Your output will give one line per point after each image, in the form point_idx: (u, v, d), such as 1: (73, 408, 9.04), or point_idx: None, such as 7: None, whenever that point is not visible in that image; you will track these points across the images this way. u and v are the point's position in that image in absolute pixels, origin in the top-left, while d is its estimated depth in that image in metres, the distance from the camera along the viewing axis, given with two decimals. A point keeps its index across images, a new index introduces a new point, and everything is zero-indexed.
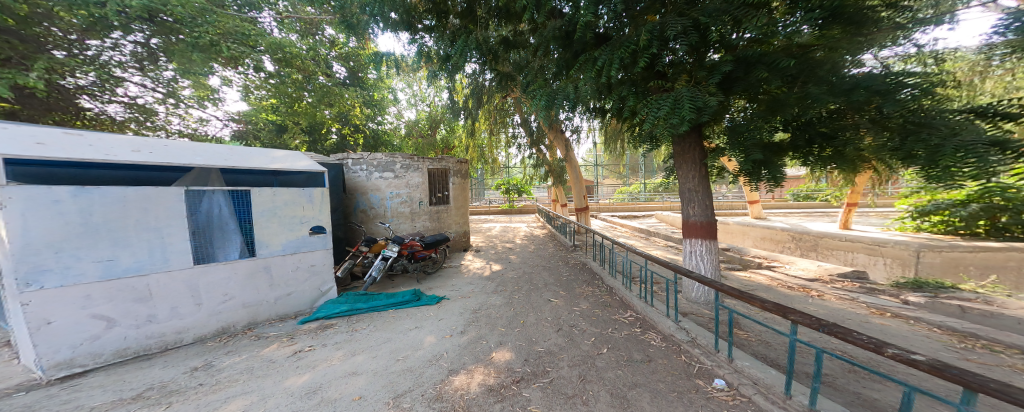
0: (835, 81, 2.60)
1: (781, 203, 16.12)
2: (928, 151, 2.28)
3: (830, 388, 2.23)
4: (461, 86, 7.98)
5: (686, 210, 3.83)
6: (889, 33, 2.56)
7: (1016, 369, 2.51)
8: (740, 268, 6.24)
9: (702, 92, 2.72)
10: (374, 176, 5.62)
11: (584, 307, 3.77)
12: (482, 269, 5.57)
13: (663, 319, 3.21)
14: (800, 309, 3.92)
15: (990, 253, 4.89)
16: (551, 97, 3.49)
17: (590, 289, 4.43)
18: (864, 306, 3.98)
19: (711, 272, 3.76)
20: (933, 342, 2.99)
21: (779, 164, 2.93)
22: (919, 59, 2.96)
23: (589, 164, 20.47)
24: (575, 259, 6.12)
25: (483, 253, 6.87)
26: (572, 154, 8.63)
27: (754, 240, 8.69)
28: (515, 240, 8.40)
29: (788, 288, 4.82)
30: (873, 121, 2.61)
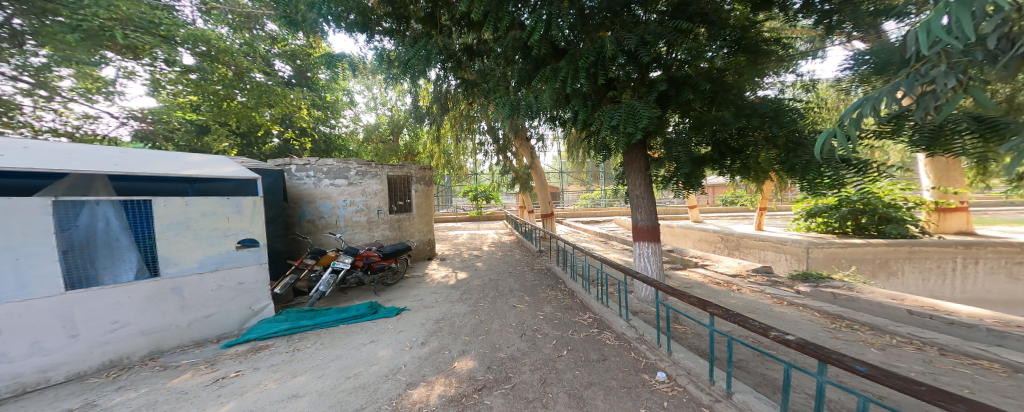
0: (740, 104, 3.21)
1: (713, 208, 18.21)
2: (803, 166, 2.88)
3: (743, 371, 2.58)
4: (423, 90, 7.91)
5: (635, 215, 4.20)
6: (776, 62, 3.32)
7: (867, 343, 3.02)
8: (681, 267, 6.71)
9: (647, 105, 3.08)
10: (323, 183, 5.39)
11: (548, 311, 3.97)
12: (447, 278, 5.56)
13: (617, 318, 3.50)
14: (722, 301, 4.33)
15: (854, 248, 5.61)
16: (514, 105, 3.70)
17: (553, 293, 4.66)
18: (767, 297, 4.48)
19: (657, 272, 4.15)
20: (814, 325, 3.48)
21: (699, 174, 3.51)
22: (801, 85, 3.57)
23: (555, 171, 21.26)
24: (541, 264, 6.27)
25: (449, 261, 6.82)
26: (537, 162, 8.89)
27: (693, 242, 9.33)
28: (480, 246, 8.47)
29: (716, 283, 5.27)
30: (767, 139, 3.18)
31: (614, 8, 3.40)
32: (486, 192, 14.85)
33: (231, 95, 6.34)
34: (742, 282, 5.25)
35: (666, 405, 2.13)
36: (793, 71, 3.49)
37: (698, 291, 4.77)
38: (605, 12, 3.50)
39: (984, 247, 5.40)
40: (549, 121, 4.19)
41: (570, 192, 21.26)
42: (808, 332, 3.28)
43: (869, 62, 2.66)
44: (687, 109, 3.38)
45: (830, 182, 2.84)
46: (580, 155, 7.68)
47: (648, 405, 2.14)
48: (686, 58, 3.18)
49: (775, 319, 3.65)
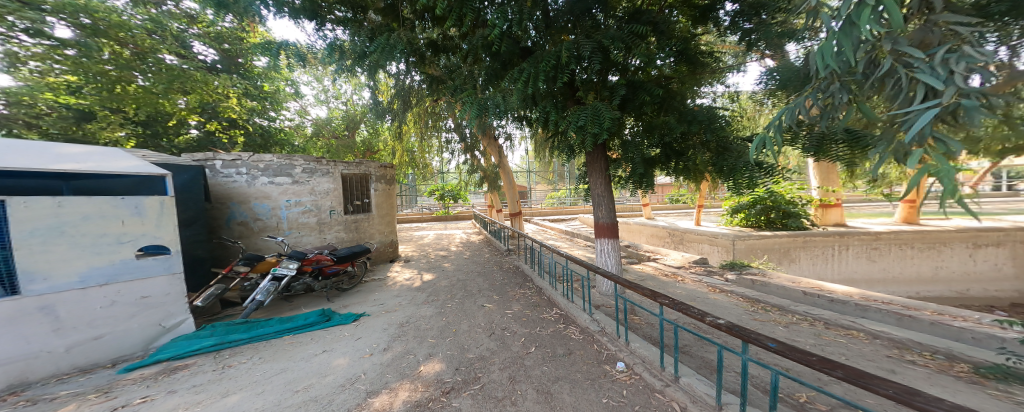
0: (683, 110, 3.48)
1: (666, 205, 19.62)
2: (729, 168, 3.21)
3: (688, 355, 2.81)
4: (383, 84, 7.50)
5: (597, 212, 4.36)
6: (712, 74, 3.70)
7: (777, 322, 3.43)
8: (637, 261, 7.12)
9: (610, 108, 3.22)
10: (260, 181, 4.87)
11: (516, 310, 3.98)
12: (411, 280, 5.35)
13: (581, 313, 3.61)
14: (670, 292, 4.66)
15: (762, 239, 6.51)
16: (483, 104, 3.60)
17: (521, 291, 4.69)
18: (704, 285, 4.92)
19: (616, 266, 4.35)
20: (742, 308, 3.89)
21: (652, 174, 3.75)
22: (727, 96, 4.05)
23: (523, 169, 21.43)
24: (509, 263, 6.28)
25: (413, 262, 6.59)
26: (505, 161, 8.83)
27: (646, 237, 9.94)
28: (448, 247, 8.27)
29: (665, 275, 5.68)
30: (704, 143, 3.46)
31: (577, 12, 3.55)
32: (453, 191, 14.46)
33: (129, 76, 5.09)
34: (686, 273, 5.72)
35: (626, 393, 2.24)
36: (720, 82, 3.87)
37: (651, 283, 5.10)
38: (568, 16, 3.68)
39: (852, 236, 6.44)
40: (517, 120, 4.17)
41: (537, 190, 21.53)
42: (735, 315, 3.65)
43: (776, 78, 3.02)
44: (640, 113, 3.60)
45: (746, 182, 3.14)
46: (547, 154, 7.80)
47: (609, 395, 2.24)
48: (641, 65, 3.40)
49: (710, 305, 4.02)
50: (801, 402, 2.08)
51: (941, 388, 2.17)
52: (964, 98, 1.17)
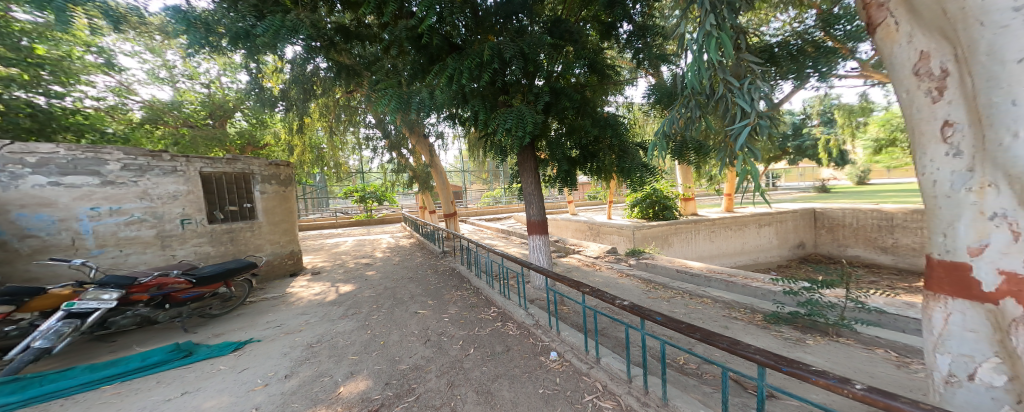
0: (595, 115, 3.67)
1: (591, 203, 21.33)
2: (629, 169, 3.52)
3: (605, 337, 3.01)
4: (273, 67, 6.15)
5: (529, 211, 4.33)
6: (618, 87, 4.07)
7: (661, 298, 3.86)
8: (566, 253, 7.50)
9: (533, 111, 3.20)
10: (32, 183, 3.25)
11: (453, 313, 3.75)
12: (327, 293, 4.67)
13: (517, 309, 3.57)
14: (592, 281, 4.97)
15: (648, 229, 7.44)
16: (401, 98, 3.25)
17: (458, 294, 4.46)
18: (615, 271, 5.37)
19: (547, 262, 4.41)
20: (639, 288, 4.34)
21: (573, 175, 3.90)
22: (626, 106, 4.60)
23: (456, 169, 20.92)
24: (444, 266, 5.97)
25: (327, 272, 5.76)
26: (436, 159, 8.30)
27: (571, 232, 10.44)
28: (373, 254, 7.51)
29: (587, 265, 6.06)
30: (613, 148, 3.69)
31: (502, 14, 3.47)
32: (378, 192, 13.22)
33: None
34: (603, 261, 6.14)
35: (559, 380, 2.25)
36: (621, 94, 4.31)
37: (576, 274, 5.40)
38: (496, 18, 3.56)
39: (701, 221, 7.99)
40: (448, 119, 3.91)
41: (473, 190, 21.23)
42: (635, 296, 4.03)
43: (655, 94, 3.32)
44: (561, 117, 3.67)
45: (637, 180, 3.54)
46: (481, 154, 7.65)
47: (545, 384, 2.21)
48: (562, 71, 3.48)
49: (619, 288, 4.41)
50: (681, 365, 2.33)
51: (756, 333, 2.78)
52: (758, 118, 1.45)
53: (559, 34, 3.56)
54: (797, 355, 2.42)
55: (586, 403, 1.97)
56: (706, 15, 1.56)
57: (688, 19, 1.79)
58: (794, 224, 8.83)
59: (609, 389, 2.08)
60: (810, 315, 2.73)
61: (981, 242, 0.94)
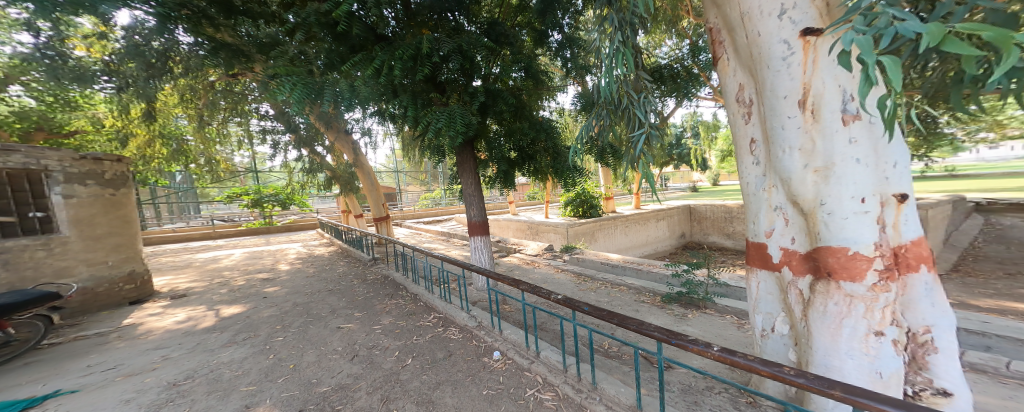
0: (532, 118, 3.81)
1: (530, 203, 21.97)
2: (561, 170, 3.80)
3: (544, 331, 3.19)
4: (90, 33, 4.64)
5: (468, 211, 4.29)
6: (552, 91, 4.35)
7: (585, 290, 4.26)
8: (506, 252, 7.63)
9: (467, 111, 3.18)
10: None
11: (386, 323, 3.56)
12: (230, 313, 4.00)
13: (459, 312, 3.54)
14: (530, 278, 5.18)
15: (577, 227, 8.12)
16: (310, 88, 2.87)
17: (392, 302, 4.23)
18: (552, 267, 5.69)
19: (489, 263, 4.40)
20: (572, 282, 4.68)
21: (511, 175, 4.02)
22: (559, 110, 4.93)
23: (388, 169, 19.68)
24: (376, 273, 5.60)
25: (230, 291, 4.93)
26: (361, 158, 7.73)
27: (513, 232, 10.29)
28: (291, 265, 6.65)
29: (527, 263, 6.28)
30: (548, 150, 3.89)
31: (436, 10, 3.40)
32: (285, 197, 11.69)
33: None
34: (542, 259, 6.41)
35: (502, 379, 2.32)
36: (554, 100, 4.57)
37: (516, 273, 5.55)
38: (429, 13, 3.48)
39: (617, 218, 8.94)
40: (375, 114, 3.66)
41: (408, 192, 20.22)
42: (569, 289, 4.35)
43: (581, 101, 3.61)
44: (501, 119, 3.72)
45: (570, 181, 3.85)
46: (416, 155, 7.33)
47: (489, 385, 2.27)
48: (500, 73, 3.53)
49: (554, 284, 4.68)
50: (607, 349, 2.62)
51: (656, 313, 3.27)
52: (650, 128, 1.77)
53: (496, 36, 3.65)
54: (682, 327, 2.93)
55: (528, 398, 2.09)
56: (614, 32, 1.78)
57: (604, 34, 2.01)
58: (680, 218, 10.49)
59: (548, 381, 2.23)
60: (688, 293, 3.31)
61: (771, 227, 1.48)
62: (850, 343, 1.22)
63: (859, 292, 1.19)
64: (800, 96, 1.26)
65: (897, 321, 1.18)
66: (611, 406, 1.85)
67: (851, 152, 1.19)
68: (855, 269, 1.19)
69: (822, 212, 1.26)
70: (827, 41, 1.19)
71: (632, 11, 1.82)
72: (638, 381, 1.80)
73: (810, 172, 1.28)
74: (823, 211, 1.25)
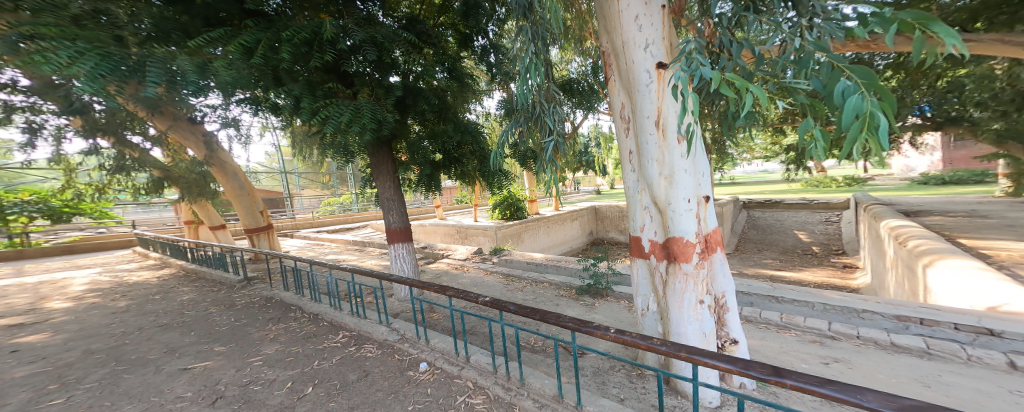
0: (457, 120, 3.72)
1: (453, 206, 21.63)
2: (486, 171, 3.84)
3: (473, 335, 3.18)
4: None
5: (387, 216, 3.99)
6: (478, 94, 4.33)
7: (511, 290, 4.39)
8: (432, 258, 7.26)
9: (380, 107, 2.90)
10: None
11: (272, 352, 2.94)
12: (29, 365, 2.88)
13: (376, 326, 3.21)
14: (457, 283, 5.10)
15: (506, 228, 8.35)
16: (116, 62, 2.02)
17: (283, 326, 3.50)
18: (480, 270, 5.69)
19: (413, 271, 4.14)
20: (500, 284, 4.76)
21: (437, 177, 3.85)
22: (486, 113, 4.99)
23: (271, 168, 16.79)
24: (262, 293, 4.64)
25: (32, 338, 3.54)
26: (217, 154, 6.21)
27: (441, 237, 9.86)
28: (139, 293, 5.15)
29: (456, 268, 6.16)
30: (475, 154, 3.86)
31: None
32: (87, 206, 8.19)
33: None
34: (471, 263, 6.35)
35: (430, 391, 2.22)
36: (479, 103, 4.59)
37: (443, 279, 5.39)
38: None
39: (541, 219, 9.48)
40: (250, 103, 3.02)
41: (304, 197, 17.68)
42: (497, 291, 4.42)
43: (505, 107, 3.70)
44: (423, 118, 3.60)
45: (496, 185, 3.91)
46: (308, 153, 6.11)
47: (415, 399, 2.15)
48: (420, 71, 3.40)
49: (483, 287, 4.69)
50: (532, 345, 2.74)
51: (571, 305, 3.57)
52: (558, 136, 2.02)
53: (418, 31, 3.48)
54: (592, 315, 3.27)
55: (457, 404, 2.04)
56: (527, 42, 1.90)
57: (517, 43, 2.13)
58: (591, 216, 11.70)
59: (478, 384, 2.21)
60: (596, 284, 3.70)
61: (642, 223, 1.81)
62: (688, 311, 1.66)
63: (689, 270, 1.63)
64: (654, 117, 1.60)
65: (709, 290, 1.68)
66: (536, 399, 1.95)
67: (683, 165, 1.60)
68: (688, 253, 1.62)
69: (669, 209, 1.63)
70: (671, 73, 1.54)
71: (544, 26, 1.97)
72: (557, 371, 1.94)
73: (661, 178, 1.65)
74: (669, 209, 1.64)
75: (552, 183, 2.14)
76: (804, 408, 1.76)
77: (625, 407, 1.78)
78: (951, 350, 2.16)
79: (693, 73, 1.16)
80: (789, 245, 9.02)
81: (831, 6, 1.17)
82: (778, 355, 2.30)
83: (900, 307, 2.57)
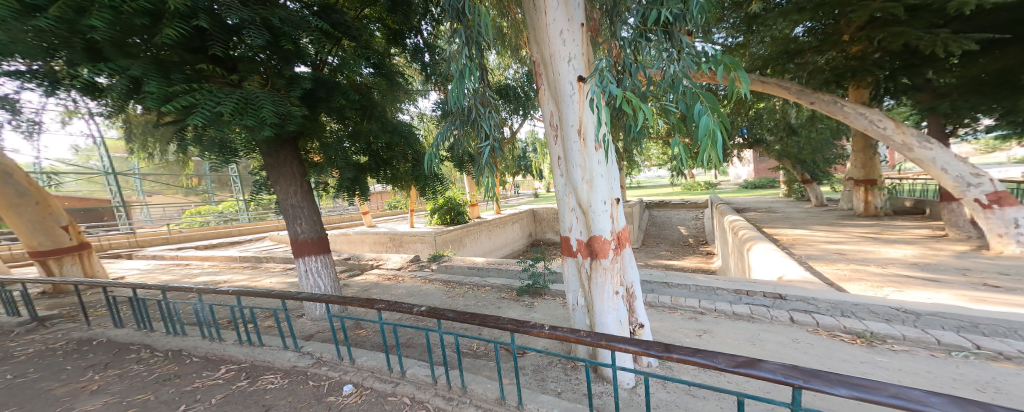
0: (384, 119, 3.44)
1: (381, 212, 20.20)
2: (420, 175, 3.62)
3: (409, 348, 3.00)
4: None
5: (293, 227, 3.32)
6: (409, 95, 4.13)
7: (452, 297, 4.27)
8: (358, 270, 6.56)
9: (281, 99, 2.13)
10: None
11: (105, 402, 2.23)
12: None
13: (281, 352, 2.71)
14: (391, 294, 4.75)
15: (445, 234, 8.11)
16: None
17: (132, 367, 2.72)
18: (418, 279, 5.39)
19: (331, 287, 3.52)
20: (440, 291, 4.59)
21: (364, 181, 3.44)
22: (421, 114, 4.85)
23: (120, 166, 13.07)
24: (74, 336, 3.47)
25: None
26: None
27: (369, 246, 9.03)
28: None
29: (388, 279, 5.72)
30: (406, 157, 3.65)
31: None
32: None
33: None
34: (406, 272, 5.98)
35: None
36: (413, 104, 4.42)
37: (374, 292, 4.97)
38: None
39: (482, 223, 9.46)
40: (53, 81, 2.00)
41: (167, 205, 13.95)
42: (437, 299, 4.25)
43: (441, 108, 3.62)
44: (341, 116, 3.21)
45: (431, 189, 3.73)
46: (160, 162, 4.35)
47: None
48: (338, 62, 2.97)
49: (421, 296, 4.45)
50: (476, 350, 2.71)
51: (512, 307, 3.63)
52: (494, 141, 2.07)
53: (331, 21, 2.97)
54: (532, 315, 3.38)
55: None
56: (462, 45, 1.91)
57: (452, 43, 2.10)
58: (528, 219, 12.04)
59: (417, 399, 2.08)
60: (535, 283, 3.84)
61: (570, 225, 1.95)
62: (607, 301, 1.86)
63: (606, 265, 1.84)
64: (576, 126, 1.76)
65: (621, 282, 1.91)
66: (481, 405, 1.91)
67: (601, 170, 1.80)
68: (604, 249, 1.82)
69: (591, 210, 1.81)
70: (588, 87, 1.71)
71: (478, 31, 1.98)
72: (500, 373, 1.95)
73: (584, 183, 1.81)
74: (590, 210, 1.82)
75: (491, 186, 2.15)
76: (690, 376, 2.12)
77: (562, 399, 1.88)
78: (763, 313, 2.86)
79: (604, 88, 1.36)
80: (678, 238, 10.71)
81: (695, 44, 1.51)
82: (668, 333, 2.70)
83: (735, 283, 3.41)
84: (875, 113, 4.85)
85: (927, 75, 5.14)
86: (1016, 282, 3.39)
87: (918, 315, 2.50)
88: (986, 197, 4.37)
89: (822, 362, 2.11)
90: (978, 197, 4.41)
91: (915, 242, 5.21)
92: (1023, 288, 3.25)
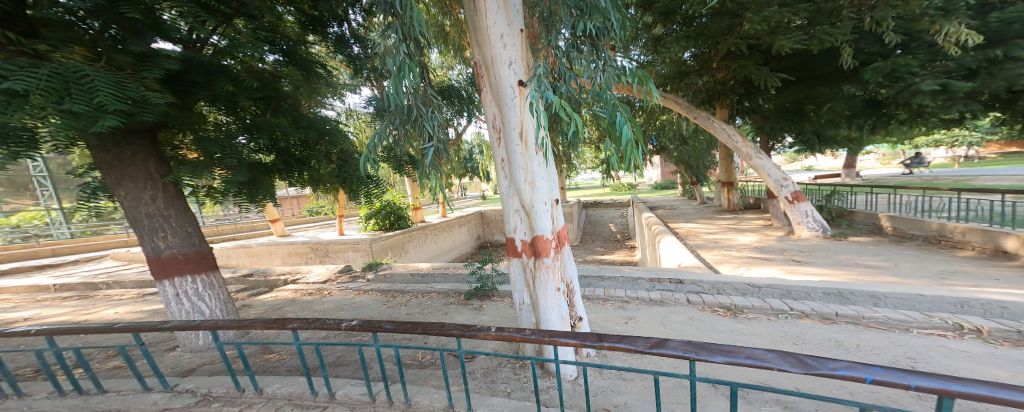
0: (296, 114, 3.02)
1: (301, 219, 17.89)
2: (348, 177, 3.27)
3: (339, 367, 2.71)
4: None
5: (153, 242, 2.52)
6: (332, 89, 3.73)
7: (393, 307, 3.99)
8: (267, 288, 5.63)
9: (126, 79, 1.62)
10: None
11: None
12: None
13: (142, 396, 2.17)
14: (314, 311, 4.23)
15: (384, 240, 7.53)
16: None
17: None
18: (352, 291, 4.91)
19: (219, 309, 2.85)
20: (378, 302, 4.24)
21: (268, 184, 2.85)
22: (349, 111, 4.47)
23: None
24: None
25: None
26: None
27: (282, 258, 7.86)
28: None
29: (308, 294, 5.08)
30: (326, 156, 3.27)
31: None
32: None
33: None
34: (333, 285, 5.37)
35: None
36: (339, 99, 4.04)
37: (291, 310, 4.35)
38: None
39: (427, 227, 9.06)
40: None
41: None
42: (375, 310, 3.93)
43: (374, 105, 3.37)
44: (233, 105, 2.67)
45: (365, 193, 3.43)
46: None
47: None
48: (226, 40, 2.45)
49: (354, 309, 4.06)
50: (419, 360, 2.58)
51: (461, 311, 3.54)
52: (439, 141, 2.01)
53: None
54: (481, 317, 3.34)
55: None
56: (398, 41, 1.79)
57: (386, 38, 1.96)
58: (475, 221, 11.89)
59: None
60: (483, 286, 3.81)
61: (514, 226, 1.97)
62: (550, 297, 1.93)
63: (549, 263, 1.91)
64: (518, 129, 1.79)
65: (563, 278, 2.00)
66: None
67: (541, 172, 1.86)
68: (546, 248, 1.89)
69: (535, 210, 1.86)
70: (529, 92, 1.77)
71: (414, 26, 1.87)
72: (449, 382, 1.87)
73: (526, 184, 1.86)
74: (533, 211, 1.87)
75: (437, 188, 2.07)
76: (623, 362, 2.32)
77: (513, 399, 1.89)
78: (673, 298, 3.26)
79: (542, 94, 1.42)
80: (609, 235, 11.65)
81: (616, 58, 1.64)
82: (601, 323, 2.92)
83: (650, 272, 3.83)
84: (731, 129, 6.10)
85: (758, 101, 6.63)
86: (809, 256, 4.52)
87: (760, 288, 3.15)
88: (790, 195, 5.72)
89: (707, 336, 2.48)
90: (786, 195, 5.77)
91: (760, 231, 6.57)
92: (812, 260, 4.35)
